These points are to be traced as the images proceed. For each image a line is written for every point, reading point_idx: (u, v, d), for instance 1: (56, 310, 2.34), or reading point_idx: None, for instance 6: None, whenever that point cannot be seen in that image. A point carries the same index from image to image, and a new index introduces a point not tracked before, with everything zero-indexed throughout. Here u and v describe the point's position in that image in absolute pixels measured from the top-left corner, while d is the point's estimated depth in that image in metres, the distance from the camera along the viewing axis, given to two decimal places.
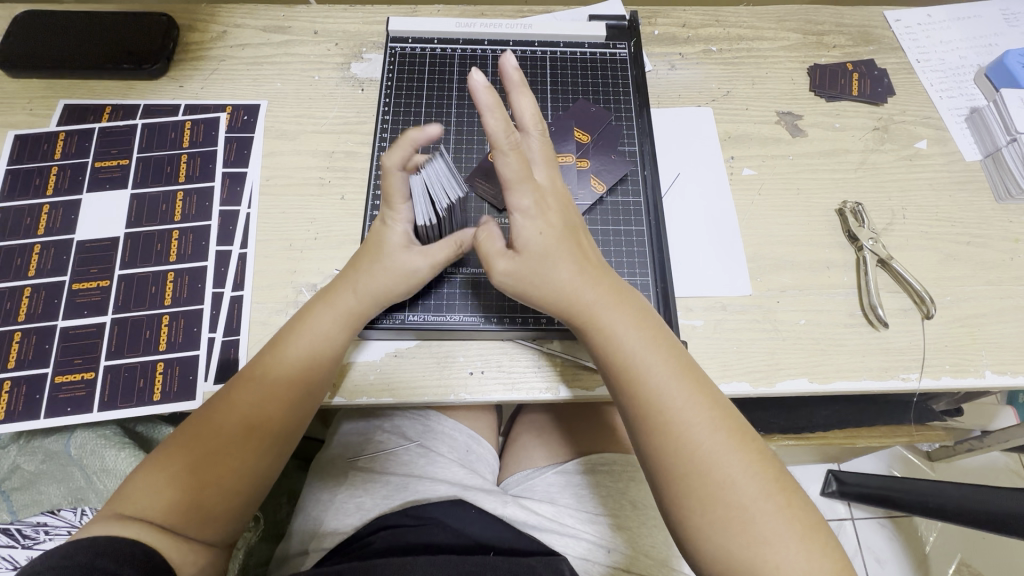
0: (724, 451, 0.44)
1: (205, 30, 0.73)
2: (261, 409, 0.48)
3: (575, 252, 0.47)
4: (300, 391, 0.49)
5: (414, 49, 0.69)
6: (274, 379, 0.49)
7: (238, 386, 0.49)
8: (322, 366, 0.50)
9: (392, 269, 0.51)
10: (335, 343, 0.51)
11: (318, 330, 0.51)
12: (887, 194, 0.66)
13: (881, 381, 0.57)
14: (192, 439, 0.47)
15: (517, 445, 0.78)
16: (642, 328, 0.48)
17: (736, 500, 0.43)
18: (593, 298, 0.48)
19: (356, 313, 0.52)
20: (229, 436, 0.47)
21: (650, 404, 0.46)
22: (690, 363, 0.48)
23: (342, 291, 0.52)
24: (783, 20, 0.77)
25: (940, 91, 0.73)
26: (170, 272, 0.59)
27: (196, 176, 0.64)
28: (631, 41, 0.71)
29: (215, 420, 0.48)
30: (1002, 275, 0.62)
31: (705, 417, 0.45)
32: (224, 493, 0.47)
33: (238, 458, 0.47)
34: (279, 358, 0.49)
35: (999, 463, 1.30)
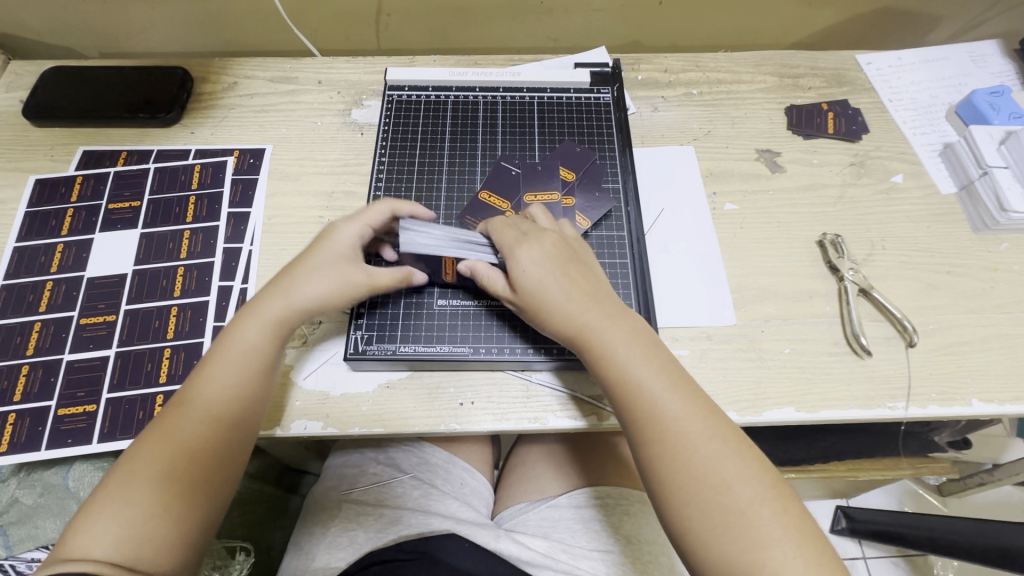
0: (721, 456, 0.45)
1: (217, 81, 0.78)
2: (201, 428, 0.49)
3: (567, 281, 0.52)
4: (234, 407, 0.50)
5: (410, 97, 0.74)
6: (208, 399, 0.49)
7: (172, 408, 0.49)
8: (254, 374, 0.51)
9: (330, 276, 0.54)
10: (265, 352, 0.52)
11: (244, 343, 0.52)
12: (867, 226, 0.68)
13: (869, 410, 0.57)
14: (134, 468, 0.46)
15: (511, 478, 0.78)
16: (642, 344, 0.50)
17: (734, 504, 0.43)
18: (591, 317, 0.51)
19: (284, 321, 0.53)
20: (171, 459, 0.47)
21: (644, 413, 0.48)
22: (684, 374, 0.50)
23: (271, 298, 0.54)
24: (760, 64, 0.81)
25: (913, 128, 0.76)
26: (173, 307, 0.62)
27: (203, 216, 0.67)
28: (615, 86, 0.76)
29: (154, 446, 0.47)
30: (983, 303, 0.63)
31: (701, 425, 0.46)
32: (175, 520, 0.46)
33: (185, 480, 0.47)
34: (208, 378, 0.50)
35: (1013, 498, 1.26)
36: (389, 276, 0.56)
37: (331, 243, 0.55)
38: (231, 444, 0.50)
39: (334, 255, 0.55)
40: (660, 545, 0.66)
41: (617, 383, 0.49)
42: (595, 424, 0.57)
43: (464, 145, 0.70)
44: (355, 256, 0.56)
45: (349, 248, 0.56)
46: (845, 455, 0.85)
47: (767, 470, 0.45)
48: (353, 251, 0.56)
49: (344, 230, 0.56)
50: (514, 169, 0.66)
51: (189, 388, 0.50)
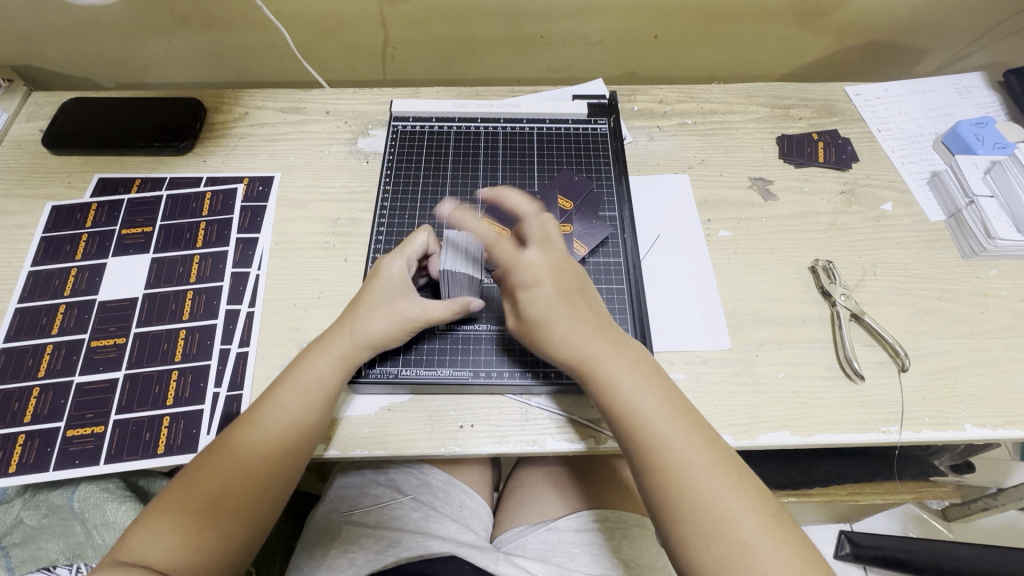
0: (724, 486, 0.46)
1: (229, 111, 0.81)
2: (262, 453, 0.51)
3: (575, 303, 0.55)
4: (293, 437, 0.52)
5: (414, 127, 0.76)
6: (271, 423, 0.52)
7: (239, 427, 0.52)
8: (319, 407, 0.53)
9: (389, 314, 0.56)
10: (328, 384, 0.54)
11: (314, 375, 0.54)
12: (858, 253, 0.70)
13: (862, 434, 0.58)
14: (194, 481, 0.49)
15: (510, 502, 0.79)
16: (642, 377, 0.52)
17: (737, 534, 0.44)
18: (596, 350, 0.53)
19: (350, 356, 0.56)
20: (230, 479, 0.49)
21: (646, 443, 0.49)
22: (685, 403, 0.51)
23: (338, 334, 0.56)
24: (752, 95, 0.84)
25: (901, 157, 0.78)
26: (182, 330, 0.63)
27: (212, 241, 0.69)
28: (612, 116, 0.78)
29: (216, 462, 0.50)
30: (973, 328, 0.64)
31: (703, 456, 0.48)
32: (223, 538, 0.48)
33: (238, 500, 0.49)
34: (275, 404, 0.52)
35: (1019, 524, 1.25)
36: (441, 308, 0.57)
37: (385, 281, 0.58)
38: (285, 472, 0.51)
39: (391, 292, 0.58)
40: (660, 568, 0.66)
41: (620, 414, 0.51)
42: (592, 447, 0.58)
43: (466, 174, 0.73)
44: (408, 294, 0.58)
45: (401, 286, 0.58)
46: (846, 479, 0.85)
47: (767, 501, 0.47)
48: (407, 288, 0.58)
49: (394, 267, 0.59)
50: (514, 197, 0.68)
51: (256, 411, 0.52)
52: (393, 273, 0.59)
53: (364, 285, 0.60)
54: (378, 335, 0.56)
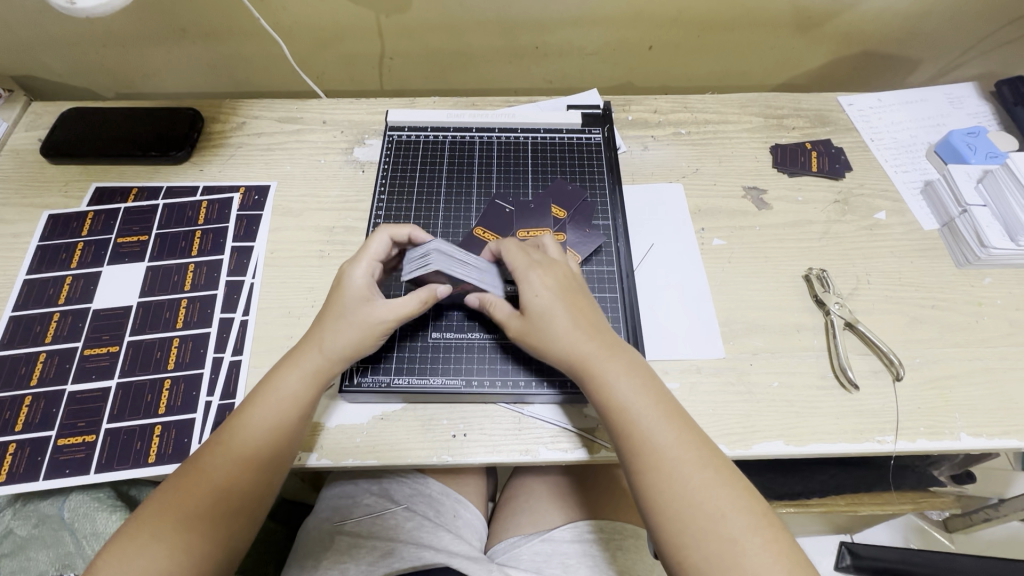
0: (713, 485, 0.47)
1: (226, 121, 0.82)
2: (234, 472, 0.51)
3: (570, 310, 0.55)
4: (266, 455, 0.52)
5: (410, 137, 0.77)
6: (243, 442, 0.51)
7: (213, 445, 0.52)
8: (292, 424, 0.53)
9: (352, 320, 0.56)
10: (300, 402, 0.54)
11: (286, 392, 0.53)
12: (852, 261, 0.70)
13: (857, 444, 0.58)
14: (168, 504, 0.49)
15: (505, 512, 0.78)
16: (635, 379, 0.52)
17: (727, 533, 0.45)
18: (591, 348, 0.53)
19: (321, 372, 0.55)
20: (203, 497, 0.49)
21: (638, 443, 0.50)
22: (675, 405, 0.52)
23: (310, 349, 0.55)
24: (746, 105, 0.85)
25: (895, 166, 0.79)
26: (175, 338, 0.63)
27: (208, 250, 0.70)
28: (605, 127, 0.79)
29: (191, 480, 0.50)
30: (968, 337, 0.64)
31: (693, 456, 0.49)
32: (197, 557, 0.48)
33: (212, 518, 0.49)
34: (249, 422, 0.52)
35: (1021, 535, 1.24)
36: (405, 301, 0.56)
37: (346, 289, 0.57)
38: (256, 491, 0.51)
39: (352, 300, 0.57)
40: None
41: (614, 413, 0.51)
42: (586, 456, 0.58)
43: (460, 183, 0.73)
44: (367, 296, 0.57)
45: (364, 292, 0.57)
46: (844, 490, 0.84)
47: (757, 502, 0.47)
48: (368, 292, 0.57)
49: (357, 273, 0.58)
50: (508, 206, 0.69)
51: (229, 428, 0.52)
52: (354, 280, 0.58)
53: (330, 296, 0.59)
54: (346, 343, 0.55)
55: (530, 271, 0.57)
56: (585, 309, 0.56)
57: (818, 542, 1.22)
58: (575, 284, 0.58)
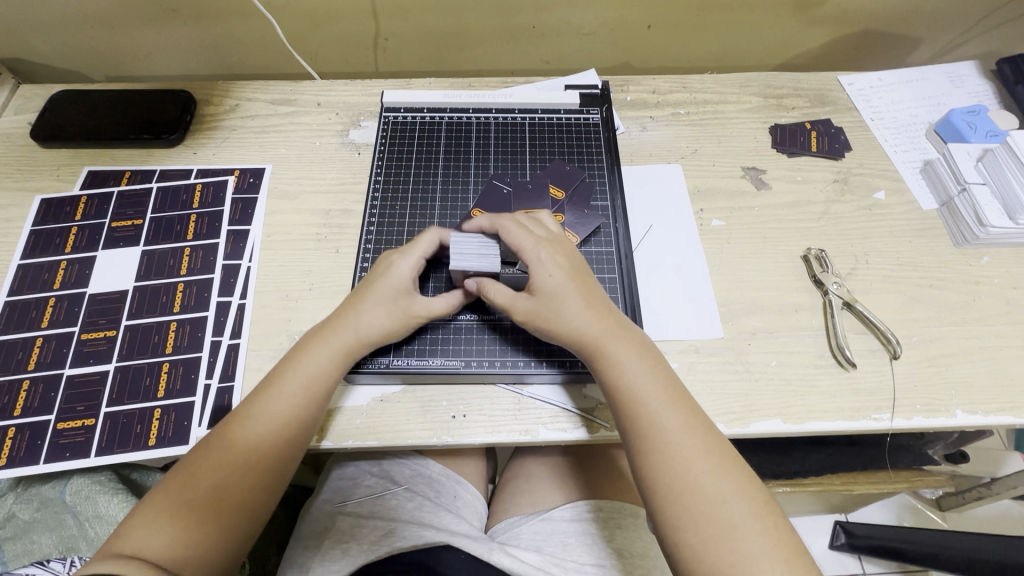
0: (716, 470, 0.48)
1: (219, 103, 0.81)
2: (261, 445, 0.51)
3: (583, 289, 0.55)
4: (290, 433, 0.52)
5: (405, 118, 0.76)
6: (270, 418, 0.52)
7: (236, 420, 0.52)
8: (317, 402, 0.53)
9: (391, 309, 0.56)
10: (329, 380, 0.54)
11: (312, 371, 0.54)
12: (850, 241, 0.70)
13: (854, 422, 0.58)
14: (195, 475, 0.49)
15: (505, 493, 0.79)
16: (644, 363, 0.53)
17: (726, 517, 0.46)
18: (602, 328, 0.54)
19: (350, 354, 0.55)
20: (230, 470, 0.50)
21: (644, 424, 0.50)
22: (683, 391, 0.52)
23: (341, 329, 0.55)
24: (745, 85, 0.84)
25: (895, 146, 0.78)
26: (173, 322, 0.63)
27: (203, 234, 0.69)
28: (604, 107, 0.78)
29: (212, 457, 0.50)
30: (964, 316, 0.65)
31: (698, 442, 0.49)
32: (224, 531, 0.48)
33: (233, 495, 0.49)
34: (272, 399, 0.52)
35: (1012, 513, 1.26)
36: (445, 302, 0.58)
37: (390, 277, 0.57)
38: (276, 469, 0.52)
39: (393, 288, 0.57)
40: (653, 558, 0.66)
41: (622, 395, 0.52)
42: (586, 436, 0.58)
43: (457, 164, 0.72)
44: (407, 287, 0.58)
45: (405, 282, 0.57)
46: (840, 469, 0.85)
47: (757, 492, 0.48)
48: (409, 284, 0.58)
49: (402, 263, 0.58)
50: (507, 186, 0.69)
51: (251, 403, 0.52)
52: (399, 269, 0.58)
53: (367, 278, 0.59)
54: (382, 334, 0.56)
55: (540, 248, 0.56)
56: (595, 293, 0.56)
57: (812, 519, 1.24)
58: (580, 266, 0.58)
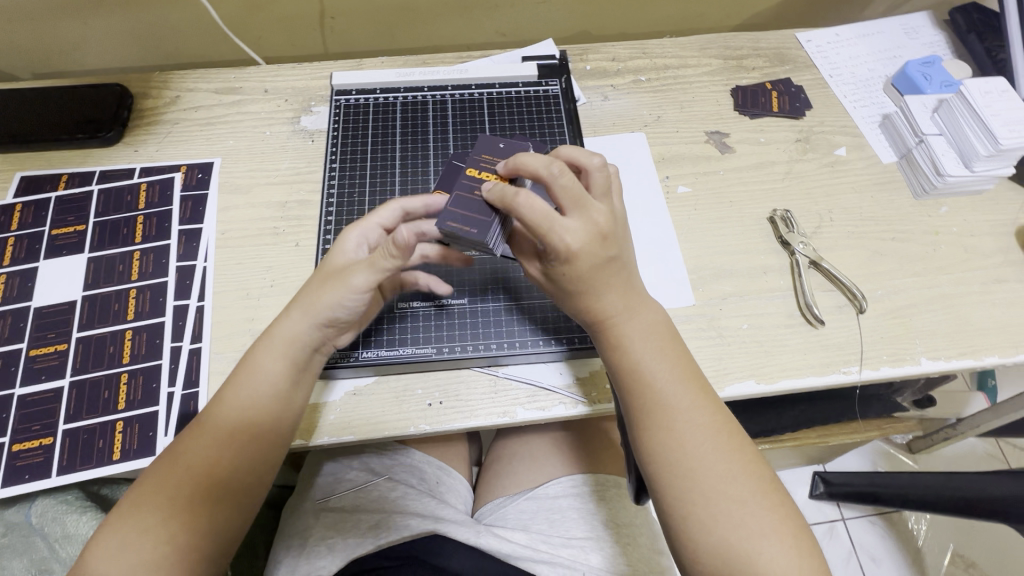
0: (724, 449, 0.48)
1: (158, 96, 0.76)
2: (212, 453, 0.49)
3: (610, 278, 0.50)
4: (247, 433, 0.50)
5: (358, 101, 0.73)
6: (220, 425, 0.50)
7: (191, 432, 0.50)
8: (265, 400, 0.51)
9: (331, 286, 0.52)
10: (276, 376, 0.51)
11: (259, 366, 0.52)
12: (814, 199, 0.71)
13: (824, 377, 0.59)
14: (150, 494, 0.48)
15: (490, 474, 0.79)
16: (656, 344, 0.51)
17: (733, 492, 0.47)
18: (619, 311, 0.51)
19: (296, 345, 0.52)
20: (183, 484, 0.48)
21: (653, 403, 0.50)
22: (693, 369, 0.52)
23: (283, 323, 0.53)
24: (705, 47, 0.83)
25: (853, 101, 0.78)
26: (127, 330, 0.60)
27: (153, 235, 0.66)
28: (562, 77, 0.76)
29: (168, 467, 0.49)
30: (926, 266, 0.66)
31: (706, 421, 0.49)
32: (184, 546, 0.47)
33: (193, 507, 0.48)
34: (226, 400, 0.51)
35: (976, 450, 1.34)
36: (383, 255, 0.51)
37: (332, 259, 0.55)
38: (240, 472, 0.50)
39: (336, 266, 0.54)
40: (638, 526, 0.68)
41: (632, 375, 0.51)
42: (564, 413, 0.58)
43: (415, 146, 0.70)
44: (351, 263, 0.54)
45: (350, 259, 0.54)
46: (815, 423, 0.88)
47: (760, 469, 0.49)
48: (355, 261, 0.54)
49: (343, 242, 0.55)
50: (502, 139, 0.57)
51: (207, 410, 0.51)
52: (343, 253, 0.55)
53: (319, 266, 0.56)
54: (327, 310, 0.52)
55: (577, 237, 0.47)
56: (618, 278, 0.50)
57: (792, 472, 1.29)
58: (609, 250, 0.49)
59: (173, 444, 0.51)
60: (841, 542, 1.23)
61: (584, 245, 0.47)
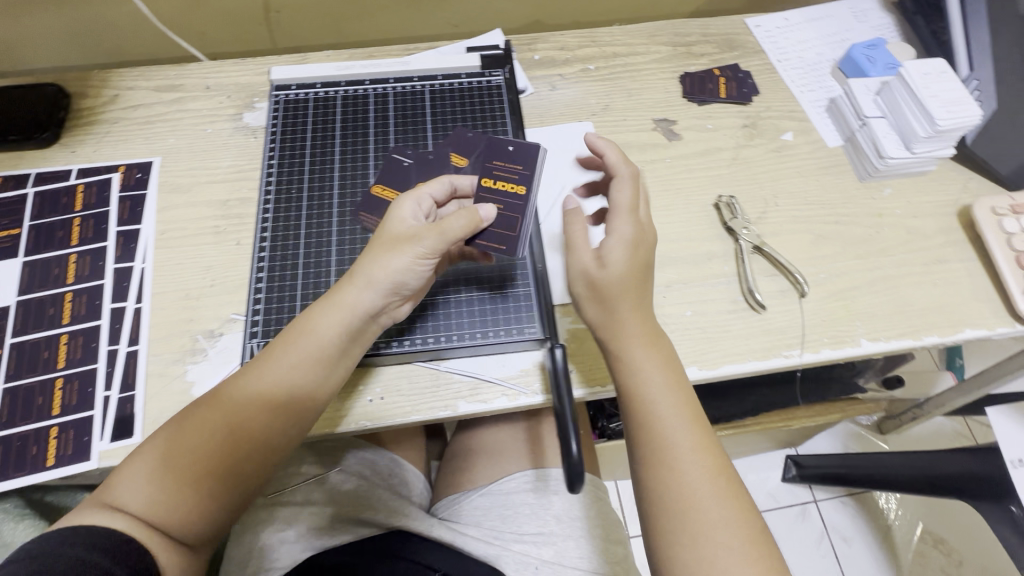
0: (717, 494, 0.47)
1: (96, 95, 0.75)
2: (249, 410, 0.49)
3: (641, 292, 0.53)
4: (286, 398, 0.50)
5: (298, 96, 0.72)
6: (263, 385, 0.50)
7: (235, 382, 0.50)
8: (311, 365, 0.50)
9: (394, 249, 0.51)
10: (328, 341, 0.51)
11: (311, 328, 0.51)
12: (760, 185, 0.71)
13: (766, 361, 0.60)
14: (182, 437, 0.48)
15: (448, 468, 0.79)
16: (666, 376, 0.51)
17: (719, 540, 0.45)
18: (631, 338, 0.52)
19: (352, 311, 0.51)
20: (215, 434, 0.48)
21: (655, 435, 0.49)
22: (699, 410, 0.51)
23: (344, 284, 0.52)
24: (654, 35, 0.82)
25: (800, 86, 0.78)
26: (63, 335, 0.59)
27: (89, 238, 0.64)
28: (506, 67, 0.75)
29: (208, 413, 0.49)
30: (869, 249, 0.66)
31: (706, 463, 0.48)
32: (207, 495, 0.47)
33: (219, 462, 0.48)
34: (274, 355, 0.51)
35: (944, 429, 1.36)
36: (456, 223, 0.52)
37: (392, 219, 0.53)
38: (271, 433, 0.50)
39: (396, 228, 0.53)
40: (593, 515, 0.68)
41: (635, 402, 0.51)
42: (507, 404, 0.57)
43: (355, 140, 0.69)
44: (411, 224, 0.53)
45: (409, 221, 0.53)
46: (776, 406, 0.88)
47: (752, 521, 0.47)
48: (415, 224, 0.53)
49: (404, 204, 0.54)
50: (511, 143, 0.61)
51: (256, 364, 0.51)
52: (402, 211, 0.54)
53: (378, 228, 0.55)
54: (396, 273, 0.51)
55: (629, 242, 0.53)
56: (645, 298, 0.54)
57: (764, 456, 1.30)
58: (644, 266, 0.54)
59: (217, 388, 0.51)
60: (813, 523, 1.24)
61: (632, 249, 0.53)
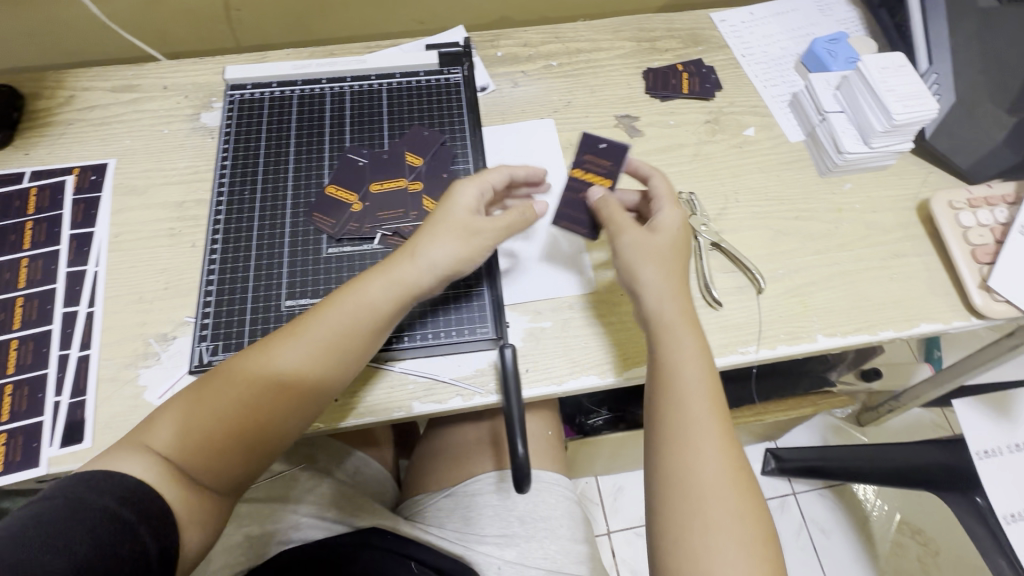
0: (733, 489, 0.48)
1: (51, 96, 0.74)
2: (294, 372, 0.50)
3: (679, 274, 0.57)
4: (332, 364, 0.51)
5: (253, 96, 0.71)
6: (310, 350, 0.50)
7: (283, 342, 0.51)
8: (364, 335, 0.52)
9: (456, 233, 0.54)
10: (380, 313, 0.52)
11: (367, 299, 0.52)
12: (720, 180, 0.71)
13: (722, 357, 0.60)
14: (226, 387, 0.49)
15: (414, 467, 0.79)
16: (701, 364, 0.53)
17: (730, 532, 0.47)
18: (673, 320, 0.54)
19: (408, 287, 0.53)
20: (260, 388, 0.49)
21: (684, 419, 0.51)
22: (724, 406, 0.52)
23: (401, 259, 0.54)
24: (619, 30, 0.82)
25: (763, 81, 0.78)
26: (13, 340, 0.59)
27: (41, 241, 0.64)
28: (465, 65, 0.75)
29: (255, 368, 0.50)
30: (827, 244, 0.67)
31: (727, 456, 0.50)
32: (243, 446, 0.49)
33: (260, 416, 0.49)
34: (324, 318, 0.52)
35: (921, 420, 1.37)
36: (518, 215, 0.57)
37: (451, 201, 0.56)
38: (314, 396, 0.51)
39: (457, 211, 0.55)
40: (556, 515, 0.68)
41: (669, 384, 0.52)
42: (461, 404, 0.57)
43: (310, 140, 0.68)
44: (471, 209, 0.56)
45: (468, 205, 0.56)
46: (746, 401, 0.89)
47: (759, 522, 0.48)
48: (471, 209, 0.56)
49: (462, 189, 0.57)
50: (603, 141, 0.64)
51: (307, 326, 0.52)
52: (460, 194, 0.56)
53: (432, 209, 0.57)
54: (450, 260, 0.54)
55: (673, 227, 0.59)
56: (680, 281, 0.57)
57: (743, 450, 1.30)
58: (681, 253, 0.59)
59: (265, 344, 0.52)
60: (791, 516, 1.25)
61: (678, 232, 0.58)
